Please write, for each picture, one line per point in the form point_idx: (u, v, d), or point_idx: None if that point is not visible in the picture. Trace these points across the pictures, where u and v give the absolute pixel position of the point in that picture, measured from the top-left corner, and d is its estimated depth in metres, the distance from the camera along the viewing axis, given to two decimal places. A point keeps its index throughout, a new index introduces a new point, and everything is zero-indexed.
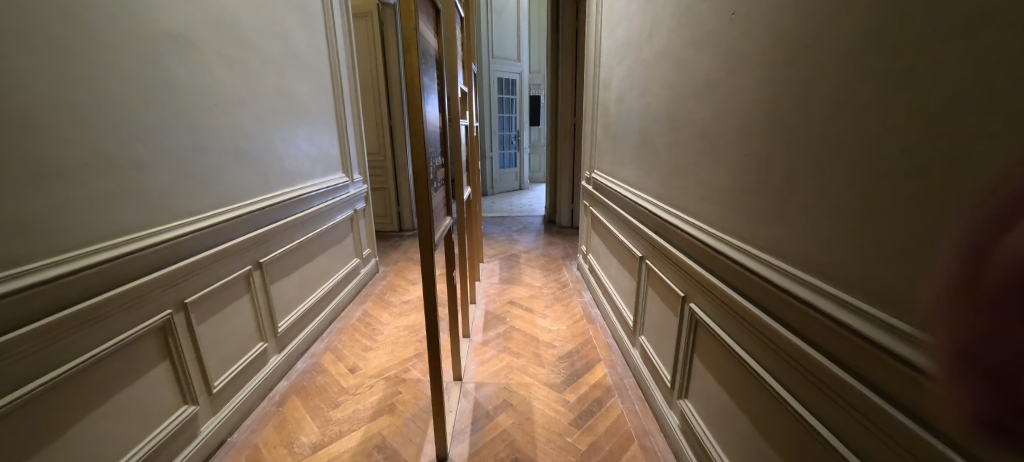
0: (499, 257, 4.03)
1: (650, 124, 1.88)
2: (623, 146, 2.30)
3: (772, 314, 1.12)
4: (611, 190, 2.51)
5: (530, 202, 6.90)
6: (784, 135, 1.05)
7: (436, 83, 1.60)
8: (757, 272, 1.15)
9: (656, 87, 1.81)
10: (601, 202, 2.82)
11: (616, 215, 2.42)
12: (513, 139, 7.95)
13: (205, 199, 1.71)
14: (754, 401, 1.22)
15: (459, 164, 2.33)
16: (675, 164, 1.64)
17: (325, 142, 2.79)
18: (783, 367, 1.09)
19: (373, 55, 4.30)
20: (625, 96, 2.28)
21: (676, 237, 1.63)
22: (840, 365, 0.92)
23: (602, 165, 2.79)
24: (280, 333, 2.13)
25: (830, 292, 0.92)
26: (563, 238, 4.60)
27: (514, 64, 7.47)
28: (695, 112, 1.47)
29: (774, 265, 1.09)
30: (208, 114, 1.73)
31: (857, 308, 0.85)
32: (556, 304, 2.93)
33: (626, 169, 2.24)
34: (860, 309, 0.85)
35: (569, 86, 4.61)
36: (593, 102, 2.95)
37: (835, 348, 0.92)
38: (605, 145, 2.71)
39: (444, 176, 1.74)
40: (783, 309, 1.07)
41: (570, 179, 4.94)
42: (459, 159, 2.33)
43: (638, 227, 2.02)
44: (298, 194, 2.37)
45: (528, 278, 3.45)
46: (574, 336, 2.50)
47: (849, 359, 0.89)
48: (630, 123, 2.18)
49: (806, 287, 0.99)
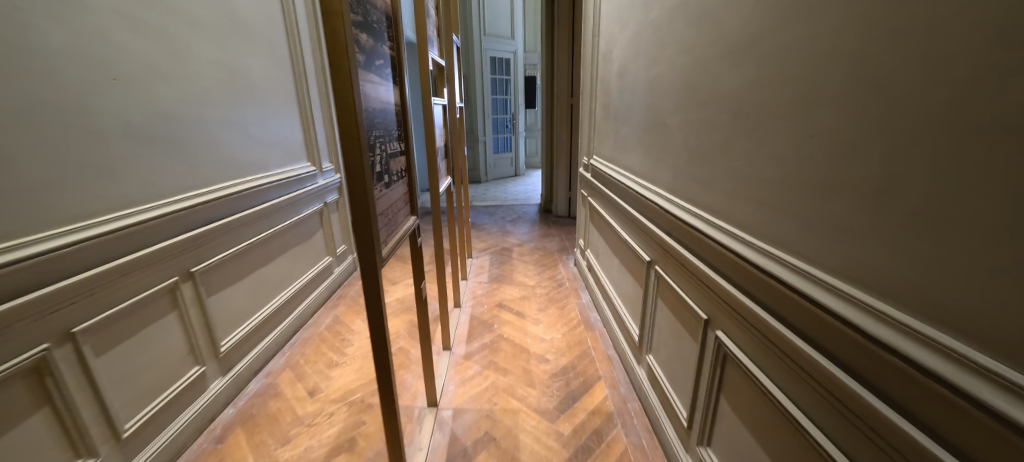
0: (490, 251, 3.69)
1: (658, 101, 1.54)
2: (626, 129, 1.95)
3: (837, 361, 0.81)
4: (612, 180, 2.16)
5: (526, 189, 6.54)
6: (861, 106, 0.73)
7: (388, 49, 1.21)
8: (804, 294, 0.86)
9: (666, 55, 1.46)
10: (602, 193, 2.48)
11: (620, 211, 2.07)
12: (507, 122, 7.53)
13: (108, 198, 1.35)
14: (787, 459, 0.95)
15: (435, 152, 1.98)
16: (691, 148, 1.31)
17: (287, 127, 2.44)
18: (834, 420, 0.83)
19: None
20: (628, 70, 1.92)
21: (692, 241, 1.31)
22: (956, 453, 0.62)
23: (602, 152, 2.45)
24: (223, 352, 1.80)
25: (944, 346, 0.61)
26: (561, 229, 4.25)
27: (508, 42, 7.00)
28: (718, 82, 1.14)
29: (844, 293, 0.77)
30: (108, 91, 1.36)
31: (997, 379, 0.55)
32: (550, 307, 2.61)
33: (629, 155, 1.91)
34: (980, 365, 0.57)
35: (566, 63, 4.21)
36: (592, 79, 2.58)
37: (908, 399, 0.68)
38: (605, 127, 2.35)
39: (403, 166, 1.37)
40: (831, 340, 0.81)
41: (568, 166, 4.57)
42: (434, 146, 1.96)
43: (645, 226, 1.69)
44: (248, 186, 2.02)
45: (520, 276, 3.12)
46: (569, 347, 2.19)
47: (974, 448, 0.60)
48: (633, 101, 1.83)
49: (896, 333, 0.68)
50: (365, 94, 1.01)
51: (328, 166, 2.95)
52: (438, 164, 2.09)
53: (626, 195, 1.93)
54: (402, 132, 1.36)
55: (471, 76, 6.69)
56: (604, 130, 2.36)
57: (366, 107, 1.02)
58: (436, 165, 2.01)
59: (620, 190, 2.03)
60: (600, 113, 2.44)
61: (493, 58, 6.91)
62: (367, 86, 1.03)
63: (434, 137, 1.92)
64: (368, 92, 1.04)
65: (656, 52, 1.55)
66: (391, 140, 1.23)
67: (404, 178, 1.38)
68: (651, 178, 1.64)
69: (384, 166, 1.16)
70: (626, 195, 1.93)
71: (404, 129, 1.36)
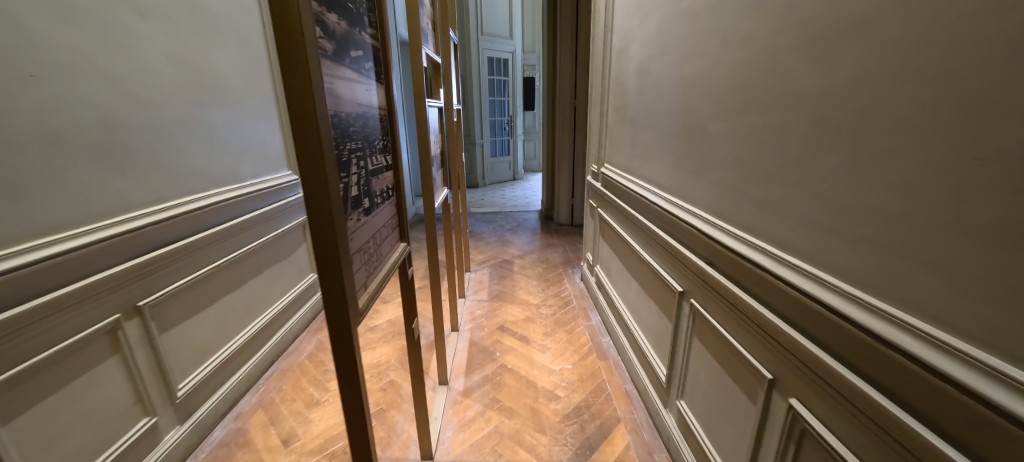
0: (489, 264, 3.44)
1: (694, 105, 1.30)
2: (648, 135, 1.71)
3: None
4: (630, 193, 1.91)
5: (525, 195, 6.29)
6: None
7: (368, 38, 0.95)
8: (939, 371, 0.64)
9: (706, 50, 1.22)
10: (614, 205, 2.24)
11: (640, 228, 1.82)
12: (505, 125, 7.29)
13: (24, 223, 1.09)
14: None
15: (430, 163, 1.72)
16: (743, 162, 1.07)
17: (264, 132, 2.18)
18: None
19: None
20: (649, 68, 1.68)
21: (742, 273, 1.09)
22: None
23: (615, 160, 2.21)
24: (181, 397, 1.54)
25: None
26: (564, 239, 4.01)
27: (506, 42, 6.76)
28: (789, 81, 0.90)
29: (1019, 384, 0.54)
30: (26, 91, 1.10)
31: None
32: (557, 331, 2.37)
33: (652, 166, 1.67)
34: None
35: (568, 63, 3.98)
36: (603, 79, 2.34)
37: (997, 454, 0.58)
38: (619, 132, 2.11)
39: (390, 184, 1.10)
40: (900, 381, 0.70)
41: (571, 171, 4.33)
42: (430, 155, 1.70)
43: (671, 247, 1.46)
44: (213, 202, 1.75)
45: (522, 293, 2.88)
46: (581, 381, 1.95)
47: None
48: (658, 104, 1.59)
49: None
50: (333, 92, 0.75)
51: None
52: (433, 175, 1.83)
53: (649, 212, 1.68)
54: (388, 142, 1.10)
55: (467, 77, 6.44)
56: (618, 136, 2.12)
57: (335, 110, 0.75)
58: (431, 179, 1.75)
59: (640, 204, 1.79)
60: (613, 116, 2.20)
61: (491, 59, 6.67)
62: (336, 82, 0.76)
63: (429, 145, 1.66)
64: (338, 89, 0.77)
65: (691, 47, 1.31)
66: (374, 152, 0.97)
67: (391, 198, 1.11)
68: (683, 195, 1.39)
69: (363, 187, 0.89)
70: (649, 211, 1.69)
71: (390, 137, 1.11)
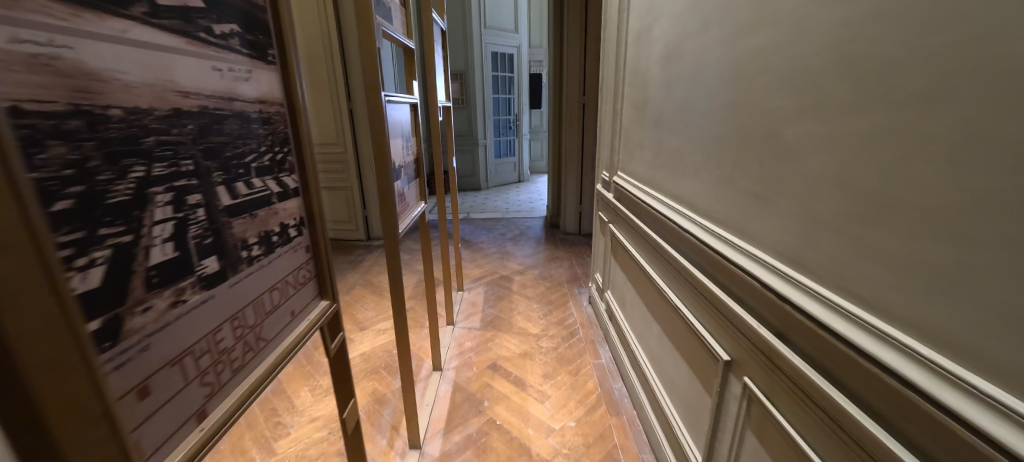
0: (486, 280, 3.06)
1: (758, 98, 0.90)
2: (679, 139, 1.30)
3: None
4: (652, 212, 1.51)
5: (529, 198, 5.89)
6: None
7: None
8: None
9: (780, 14, 0.82)
10: (630, 223, 1.84)
11: (662, 259, 1.43)
12: (509, 124, 6.89)
13: None
14: None
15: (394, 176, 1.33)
16: (855, 187, 0.67)
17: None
18: None
19: (323, 34, 3.52)
20: (680, 52, 1.29)
21: (835, 359, 0.71)
22: None
23: (632, 169, 1.80)
24: None
25: None
26: (570, 251, 3.60)
27: (511, 36, 6.37)
28: (974, 51, 0.50)
29: None
30: None
31: None
32: (560, 373, 1.98)
33: (685, 180, 1.26)
34: None
35: (577, 56, 3.57)
36: (617, 70, 1.94)
37: None
38: (637, 134, 1.72)
39: (290, 220, 0.70)
40: None
41: (579, 175, 3.92)
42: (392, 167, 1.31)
43: (703, 289, 1.10)
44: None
45: (521, 319, 2.49)
46: (588, 446, 1.55)
47: None
48: (695, 99, 1.19)
49: None
50: (69, 63, 0.36)
51: None
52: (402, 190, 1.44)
53: (677, 242, 1.30)
54: (291, 155, 0.71)
55: (470, 73, 6.06)
56: (636, 140, 1.72)
57: (75, 100, 0.36)
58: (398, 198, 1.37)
59: (665, 228, 1.39)
60: (630, 115, 1.80)
61: (496, 53, 6.28)
62: (82, 47, 0.37)
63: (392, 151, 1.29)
64: (93, 62, 0.38)
65: (752, 14, 0.92)
66: (236, 175, 0.57)
67: (293, 243, 0.71)
68: (736, 225, 0.98)
69: (196, 240, 0.50)
70: (675, 238, 1.30)
71: (291, 145, 0.71)
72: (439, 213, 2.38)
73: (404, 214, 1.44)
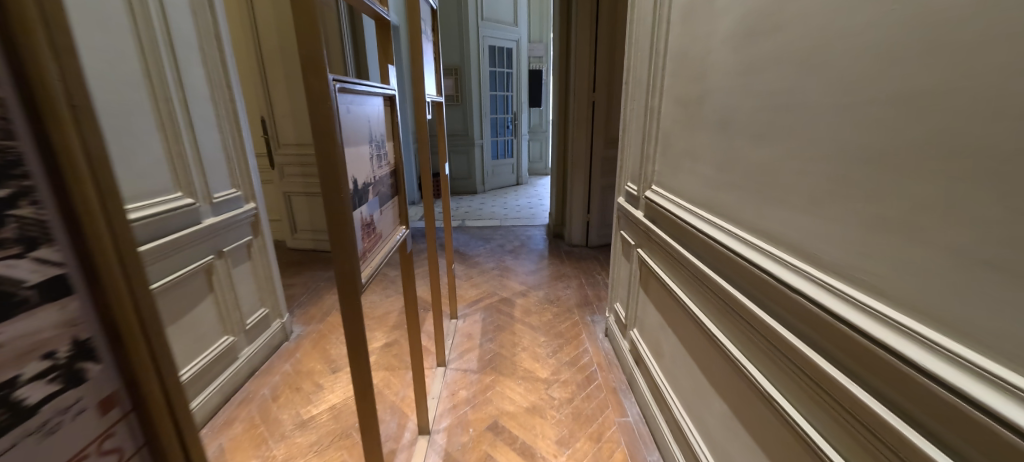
0: (483, 305, 2.65)
1: (996, 91, 0.51)
2: (766, 151, 0.90)
3: None
4: (715, 247, 1.12)
5: (529, 203, 5.47)
6: None
7: None
8: None
9: None
10: (665, 250, 1.52)
11: (735, 316, 1.08)
12: (508, 123, 6.47)
13: None
14: None
15: (354, 203, 0.91)
16: None
17: (130, 136, 1.42)
18: None
19: None
20: (768, 25, 0.89)
21: None
22: None
23: (675, 185, 1.40)
24: None
25: None
26: (578, 268, 3.21)
27: (510, 29, 5.94)
28: None
29: None
30: None
31: None
32: (579, 439, 1.57)
33: (783, 211, 0.86)
34: None
35: (587, 48, 3.17)
36: (652, 57, 1.53)
37: None
38: (682, 140, 1.31)
39: (22, 369, 0.48)
40: None
41: (587, 182, 3.52)
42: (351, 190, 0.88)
43: (824, 382, 0.78)
44: (160, 211, 1.51)
45: (526, 358, 2.08)
46: None
47: None
48: (802, 93, 0.80)
49: None
50: None
51: (235, 192, 1.91)
52: (370, 218, 1.02)
53: (770, 304, 0.93)
54: (22, 201, 0.43)
55: (466, 68, 5.63)
56: (682, 148, 1.32)
57: None
58: (360, 232, 0.94)
59: (744, 276, 1.02)
60: (671, 116, 1.39)
61: (493, 48, 5.85)
62: None
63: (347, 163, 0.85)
64: None
65: None
66: None
67: (42, 415, 0.49)
68: (945, 316, 0.58)
69: None
70: (769, 299, 0.94)
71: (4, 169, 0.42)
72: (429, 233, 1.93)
73: (372, 253, 1.02)
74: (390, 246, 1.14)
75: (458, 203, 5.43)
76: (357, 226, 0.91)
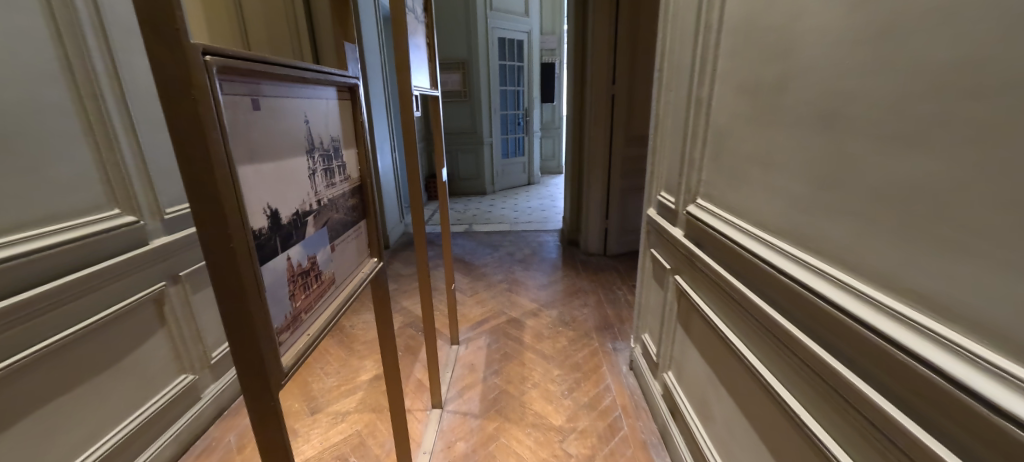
0: (489, 327, 2.34)
1: None
2: (924, 162, 0.57)
3: None
4: (805, 297, 0.79)
5: (542, 205, 5.14)
6: None
7: None
8: None
9: None
10: (711, 279, 1.20)
11: (835, 396, 0.76)
12: (519, 120, 6.14)
13: None
14: None
15: (268, 250, 0.58)
16: None
17: (48, 142, 1.14)
18: None
19: None
20: None
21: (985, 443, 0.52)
22: None
23: (733, 203, 1.05)
24: None
25: None
26: (596, 282, 2.87)
27: (522, 20, 5.60)
28: None
29: None
30: None
31: None
32: None
33: (960, 263, 0.53)
34: None
35: (606, 34, 2.81)
36: (699, 33, 1.18)
37: None
38: (749, 143, 0.97)
39: None
40: None
41: (605, 184, 3.18)
42: (255, 231, 0.55)
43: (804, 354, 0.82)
44: (92, 231, 1.24)
45: (537, 398, 1.77)
46: None
47: None
48: (1009, 69, 0.47)
49: None
50: None
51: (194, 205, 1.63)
52: (306, 265, 0.68)
53: (910, 397, 0.62)
54: None
55: (474, 62, 5.31)
56: (747, 155, 0.98)
57: None
58: (278, 293, 0.61)
59: (855, 345, 0.70)
60: (730, 110, 1.05)
61: (502, 39, 5.51)
62: None
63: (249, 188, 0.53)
64: None
65: None
66: None
67: None
68: None
69: None
70: (902, 387, 0.63)
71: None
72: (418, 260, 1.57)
73: (310, 315, 0.69)
74: (345, 296, 0.81)
75: (465, 206, 5.13)
76: (272, 285, 0.58)
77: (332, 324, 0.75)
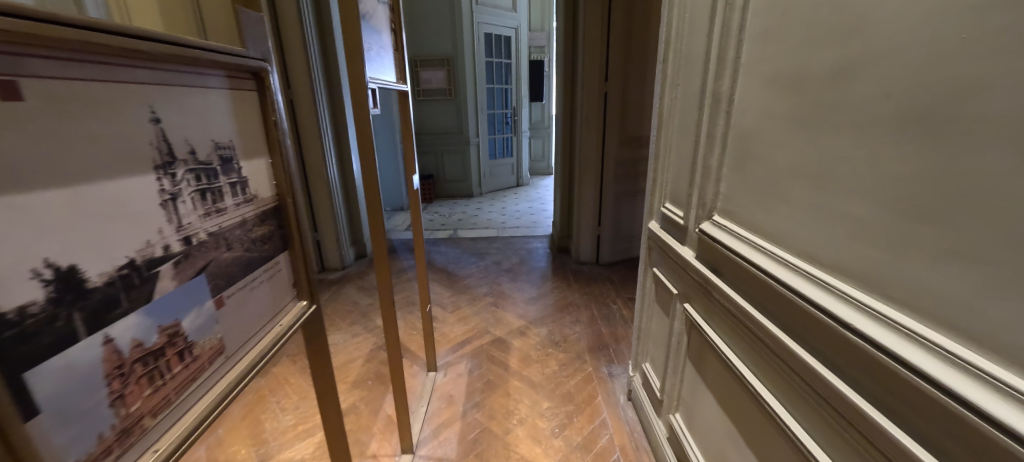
0: (472, 348, 2.11)
1: None
2: None
3: None
4: (882, 363, 0.58)
5: (531, 208, 4.91)
6: None
7: None
8: None
9: None
10: (724, 307, 1.00)
11: (840, 422, 0.67)
12: (507, 119, 5.91)
13: None
14: None
15: (45, 340, 0.34)
16: None
17: None
18: None
19: None
20: None
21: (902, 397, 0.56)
22: None
23: (764, 224, 0.83)
24: None
25: None
26: (588, 294, 2.66)
27: (509, 15, 5.38)
28: None
29: None
30: None
31: None
32: None
33: None
34: None
35: (598, 26, 2.59)
36: (716, 15, 0.97)
37: None
38: (788, 151, 0.75)
39: None
40: None
41: (598, 189, 2.97)
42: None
43: (771, 342, 0.82)
44: None
45: (524, 439, 1.54)
46: None
47: None
48: None
49: None
50: None
51: None
52: (154, 343, 0.44)
53: (866, 382, 0.62)
54: None
55: (460, 58, 5.06)
56: (787, 164, 0.76)
57: None
58: (78, 407, 0.36)
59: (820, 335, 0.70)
60: (760, 108, 0.84)
61: (489, 35, 5.27)
62: None
63: None
64: None
65: None
66: None
67: None
68: None
69: None
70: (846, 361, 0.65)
71: None
72: (380, 285, 1.33)
73: (161, 420, 0.45)
74: (242, 371, 0.57)
75: (450, 210, 4.88)
76: (52, 401, 0.34)
77: (209, 420, 0.50)
